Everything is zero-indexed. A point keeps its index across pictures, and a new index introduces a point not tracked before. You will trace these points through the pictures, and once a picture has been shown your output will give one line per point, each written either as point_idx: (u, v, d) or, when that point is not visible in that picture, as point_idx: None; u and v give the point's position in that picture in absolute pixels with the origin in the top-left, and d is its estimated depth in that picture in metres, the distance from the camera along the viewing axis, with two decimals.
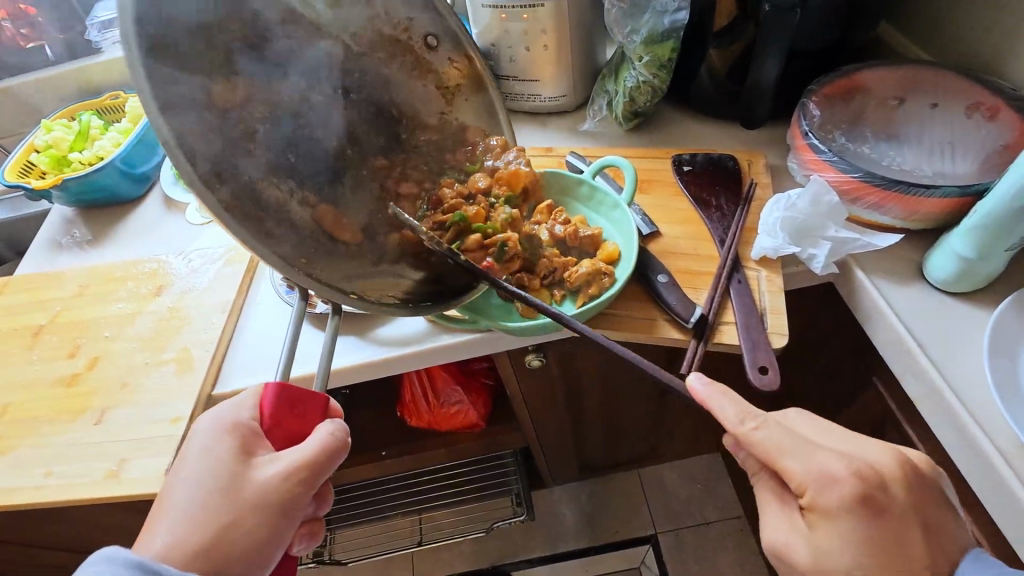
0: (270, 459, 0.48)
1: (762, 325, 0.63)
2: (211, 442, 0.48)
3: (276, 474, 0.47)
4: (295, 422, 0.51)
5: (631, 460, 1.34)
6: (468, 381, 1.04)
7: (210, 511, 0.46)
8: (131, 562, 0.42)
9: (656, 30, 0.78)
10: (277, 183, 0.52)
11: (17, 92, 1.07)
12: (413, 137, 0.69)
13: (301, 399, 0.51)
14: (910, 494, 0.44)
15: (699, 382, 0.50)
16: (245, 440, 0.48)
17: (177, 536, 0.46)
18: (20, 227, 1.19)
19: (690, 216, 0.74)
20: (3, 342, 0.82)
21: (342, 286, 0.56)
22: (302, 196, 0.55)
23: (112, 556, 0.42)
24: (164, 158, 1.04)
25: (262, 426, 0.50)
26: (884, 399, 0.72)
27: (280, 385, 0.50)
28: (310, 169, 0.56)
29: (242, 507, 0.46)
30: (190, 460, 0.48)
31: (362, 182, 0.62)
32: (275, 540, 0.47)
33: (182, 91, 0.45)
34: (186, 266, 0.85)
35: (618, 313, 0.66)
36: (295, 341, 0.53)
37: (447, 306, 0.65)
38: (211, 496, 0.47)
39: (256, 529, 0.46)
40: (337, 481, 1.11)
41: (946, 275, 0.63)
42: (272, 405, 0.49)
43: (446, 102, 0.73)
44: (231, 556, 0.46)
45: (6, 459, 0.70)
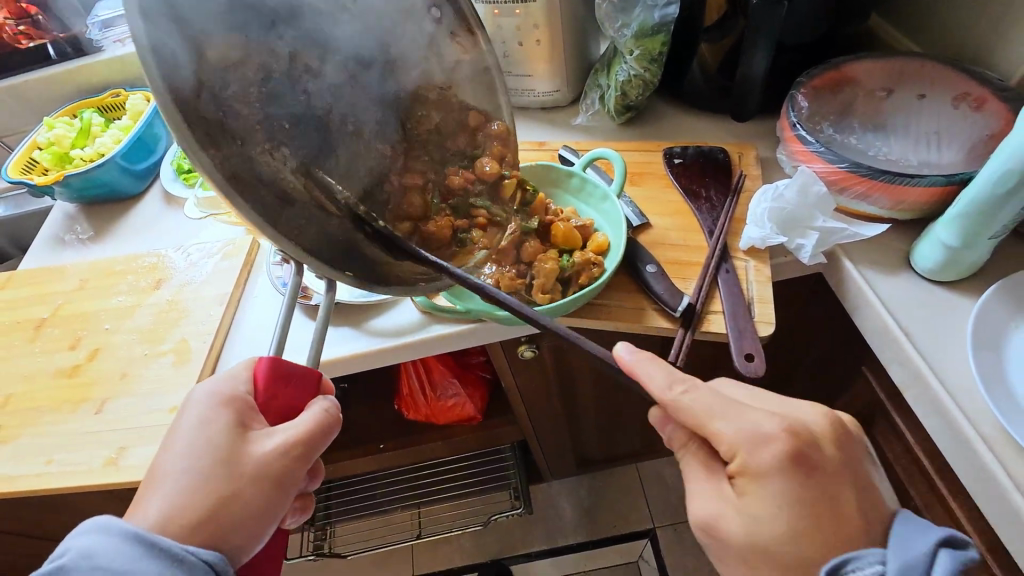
0: (266, 432, 0.50)
1: (749, 314, 0.64)
2: (205, 416, 0.49)
3: (273, 448, 0.49)
4: (290, 398, 0.52)
5: (629, 453, 1.35)
6: (464, 374, 1.05)
7: (204, 483, 0.47)
8: (125, 532, 0.44)
9: (646, 24, 0.79)
10: (271, 150, 0.46)
11: (19, 90, 1.09)
12: (416, 111, 0.62)
13: (298, 374, 0.53)
14: (812, 444, 0.45)
15: (627, 351, 0.50)
16: (240, 414, 0.50)
17: (170, 508, 0.47)
18: (24, 224, 1.21)
19: (680, 208, 0.75)
20: (7, 334, 0.83)
21: (337, 264, 0.52)
22: (297, 164, 0.49)
23: (104, 526, 0.45)
24: (164, 155, 1.05)
25: (257, 401, 0.51)
26: (873, 389, 0.72)
27: (277, 359, 0.52)
28: (302, 135, 0.49)
29: (238, 479, 0.48)
30: (183, 434, 0.49)
31: (355, 155, 0.56)
32: (271, 513, 0.49)
33: (174, 44, 0.38)
34: (185, 260, 0.86)
35: (607, 303, 0.67)
36: (287, 325, 0.54)
37: (434, 289, 0.62)
38: (205, 469, 0.48)
39: (251, 501, 0.48)
40: (336, 474, 1.12)
41: (932, 264, 0.63)
42: (266, 379, 0.51)
43: (446, 74, 0.65)
44: (225, 527, 0.47)
45: (8, 447, 0.72)
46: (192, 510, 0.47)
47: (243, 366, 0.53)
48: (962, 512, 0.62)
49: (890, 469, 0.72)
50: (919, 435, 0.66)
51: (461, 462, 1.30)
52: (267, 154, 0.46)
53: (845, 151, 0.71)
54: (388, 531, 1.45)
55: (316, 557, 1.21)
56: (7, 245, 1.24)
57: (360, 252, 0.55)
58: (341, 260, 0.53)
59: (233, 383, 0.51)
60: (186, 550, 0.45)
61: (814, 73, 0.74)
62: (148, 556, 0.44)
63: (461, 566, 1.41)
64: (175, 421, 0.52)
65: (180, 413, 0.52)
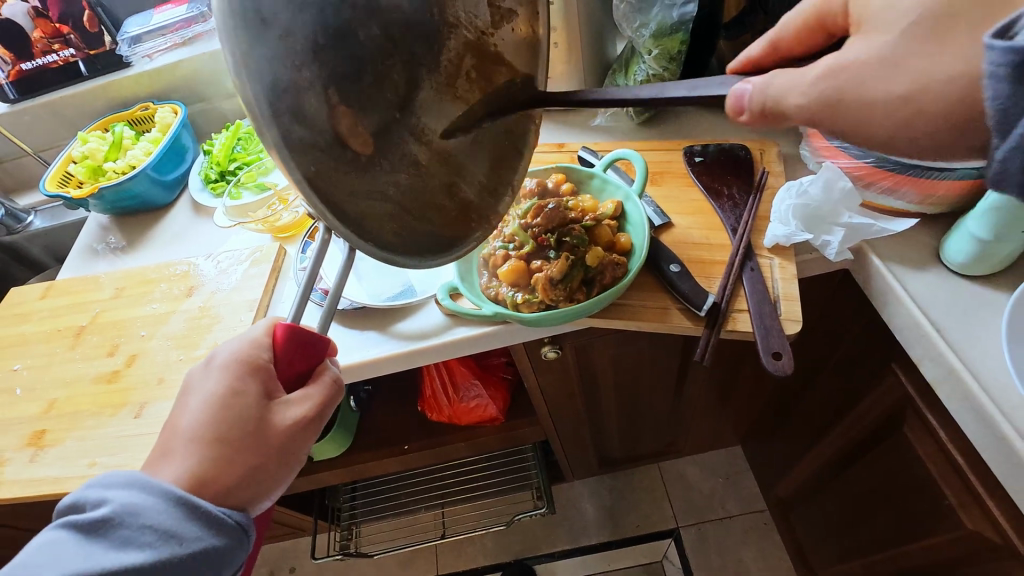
0: (286, 401, 0.51)
1: (776, 312, 0.63)
2: (225, 379, 0.50)
3: (298, 416, 0.51)
4: (305, 363, 0.54)
5: (652, 453, 1.34)
6: (486, 376, 1.06)
7: (228, 448, 0.49)
8: (169, 493, 0.47)
9: (665, 23, 0.79)
10: (298, 64, 0.39)
11: (55, 106, 1.13)
12: (450, 50, 0.50)
13: (313, 343, 0.53)
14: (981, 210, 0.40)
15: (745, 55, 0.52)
16: (261, 381, 0.51)
17: (192, 466, 0.49)
18: (59, 234, 1.25)
19: (702, 207, 0.74)
20: (49, 342, 0.86)
21: (342, 209, 0.44)
22: (323, 88, 0.41)
23: (150, 486, 0.47)
24: (191, 166, 1.09)
25: (276, 368, 0.53)
26: (903, 386, 0.70)
27: (297, 329, 0.52)
28: (339, 59, 0.42)
29: (258, 445, 0.50)
30: (203, 394, 0.51)
31: (381, 80, 0.46)
32: (292, 474, 0.53)
33: None
34: (216, 268, 0.89)
35: (631, 304, 0.68)
36: (303, 309, 0.53)
37: (444, 257, 0.54)
38: (224, 432, 0.49)
39: (268, 467, 0.50)
40: (361, 476, 1.13)
41: (964, 257, 0.62)
42: (286, 346, 0.52)
43: (491, 21, 0.52)
44: (242, 490, 0.50)
45: (54, 450, 0.75)
46: (213, 472, 0.49)
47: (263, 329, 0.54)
48: (999, 509, 0.61)
49: (922, 467, 0.71)
50: (952, 431, 0.65)
51: (483, 462, 1.31)
52: (293, 69, 0.38)
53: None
54: (411, 531, 1.47)
55: (343, 556, 1.23)
56: (44, 257, 1.29)
57: (371, 208, 0.47)
58: (343, 206, 0.44)
59: (254, 347, 0.51)
60: (223, 513, 0.48)
61: None
62: (190, 517, 0.47)
63: (485, 567, 1.42)
64: (196, 379, 0.53)
65: (199, 372, 0.53)
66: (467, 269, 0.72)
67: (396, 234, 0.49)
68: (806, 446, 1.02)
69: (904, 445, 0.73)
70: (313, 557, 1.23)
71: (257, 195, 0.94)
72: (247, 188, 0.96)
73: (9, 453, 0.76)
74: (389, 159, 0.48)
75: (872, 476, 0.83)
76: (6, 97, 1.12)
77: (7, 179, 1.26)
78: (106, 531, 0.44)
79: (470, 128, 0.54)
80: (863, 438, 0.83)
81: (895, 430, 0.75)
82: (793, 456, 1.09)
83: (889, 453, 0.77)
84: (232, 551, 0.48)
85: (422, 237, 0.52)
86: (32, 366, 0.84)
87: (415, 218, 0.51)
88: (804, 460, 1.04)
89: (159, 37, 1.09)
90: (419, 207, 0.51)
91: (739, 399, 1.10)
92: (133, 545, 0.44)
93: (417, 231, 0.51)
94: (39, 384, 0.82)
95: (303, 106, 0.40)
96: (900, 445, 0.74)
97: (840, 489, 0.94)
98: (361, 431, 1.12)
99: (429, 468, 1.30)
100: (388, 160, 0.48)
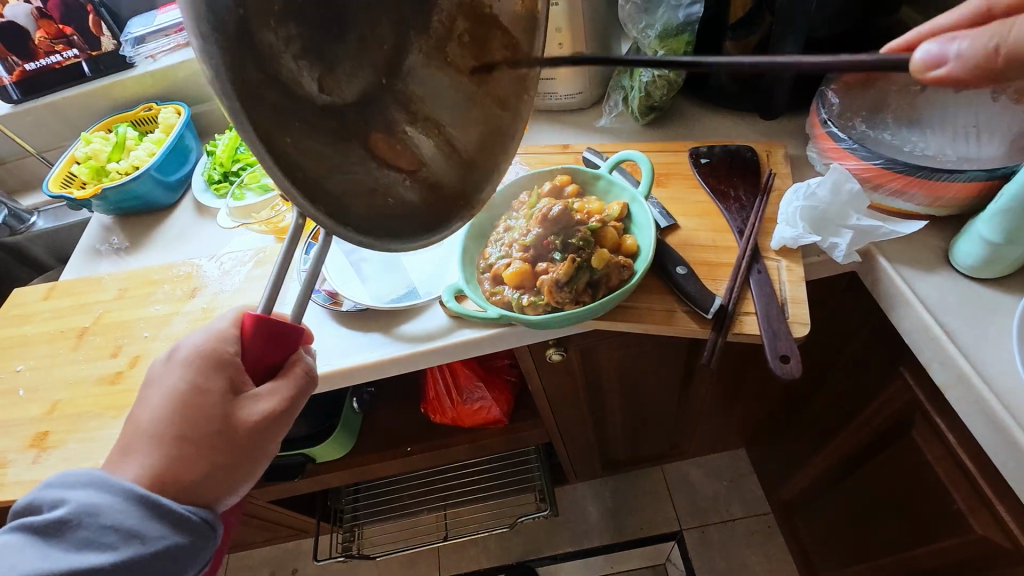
0: (253, 396, 0.50)
1: (783, 314, 0.63)
2: (188, 374, 0.50)
3: (262, 412, 0.50)
4: (273, 357, 0.52)
5: (655, 455, 1.34)
6: (490, 378, 1.06)
7: (193, 444, 0.49)
8: (129, 492, 0.47)
9: (671, 23, 0.79)
10: (273, 24, 0.38)
11: (59, 106, 1.13)
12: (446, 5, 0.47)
13: (282, 334, 0.51)
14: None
15: None
16: (227, 375, 0.51)
17: (155, 464, 0.48)
18: (63, 235, 1.25)
19: (708, 208, 0.74)
20: (51, 343, 0.86)
21: (297, 177, 0.40)
22: (298, 50, 0.41)
23: (113, 486, 0.47)
24: (195, 167, 1.09)
25: (243, 362, 0.52)
26: (912, 390, 0.70)
27: (268, 319, 0.50)
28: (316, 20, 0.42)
29: (222, 440, 0.49)
30: (166, 389, 0.50)
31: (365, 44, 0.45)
32: (257, 471, 0.52)
33: None
34: (218, 270, 0.88)
35: (638, 306, 0.67)
36: (276, 292, 0.50)
37: (420, 238, 0.47)
38: (188, 427, 0.49)
39: (232, 463, 0.50)
40: (364, 478, 1.13)
41: (973, 260, 0.62)
42: (254, 338, 0.51)
43: None
44: (207, 485, 0.49)
45: (57, 451, 0.75)
46: (176, 470, 0.48)
47: (232, 323, 0.53)
48: (1009, 516, 0.60)
49: (931, 471, 0.70)
50: (961, 436, 0.64)
51: (486, 464, 1.31)
52: (270, 31, 0.38)
53: (881, 147, 0.69)
54: (414, 533, 1.46)
55: (345, 558, 1.22)
56: (47, 257, 1.29)
57: (342, 175, 0.44)
58: (312, 180, 0.41)
59: (219, 341, 0.51)
60: (188, 510, 0.48)
61: (844, 69, 0.73)
62: (152, 517, 0.47)
63: (487, 569, 1.41)
64: (157, 373, 0.52)
65: (162, 366, 0.52)
66: (471, 272, 0.72)
67: (366, 208, 0.45)
68: (811, 449, 1.01)
69: (911, 449, 0.72)
70: (316, 559, 1.23)
71: (261, 196, 0.94)
72: (251, 189, 0.95)
73: (12, 454, 0.76)
74: (372, 125, 0.47)
75: (879, 480, 0.82)
76: (9, 97, 1.12)
77: (11, 180, 1.26)
78: (66, 532, 0.45)
79: (460, 95, 0.49)
80: (869, 441, 0.82)
81: (902, 434, 0.74)
82: (798, 460, 1.08)
83: (896, 457, 0.76)
84: (196, 548, 0.48)
85: (399, 214, 0.47)
86: (35, 367, 0.84)
87: (395, 193, 0.48)
88: (810, 464, 1.03)
89: (162, 38, 1.09)
90: (401, 181, 0.48)
91: (743, 401, 1.10)
92: (93, 545, 0.45)
93: (391, 207, 0.47)
94: (41, 385, 0.82)
95: (280, 67, 0.39)
96: (908, 449, 0.73)
97: (846, 493, 0.93)
98: (364, 433, 1.11)
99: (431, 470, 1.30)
100: (369, 127, 0.47)
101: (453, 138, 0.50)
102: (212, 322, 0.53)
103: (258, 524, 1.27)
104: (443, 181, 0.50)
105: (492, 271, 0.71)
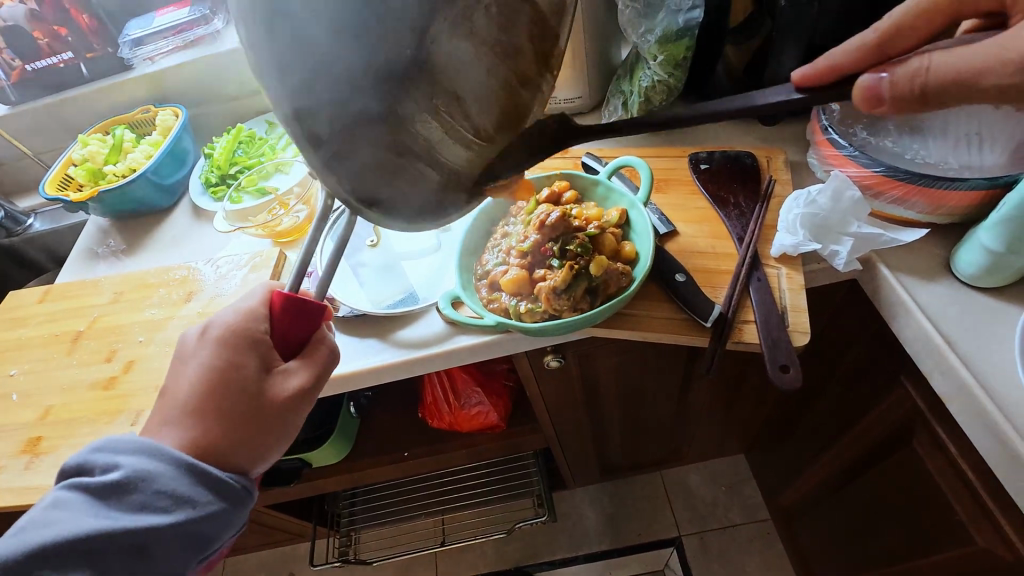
0: (285, 371, 0.52)
1: (783, 323, 0.62)
2: (224, 353, 0.51)
3: (296, 387, 0.52)
4: (297, 335, 0.53)
5: (654, 461, 1.33)
6: (488, 383, 1.05)
7: (231, 421, 0.50)
8: (179, 459, 0.48)
9: (670, 29, 0.78)
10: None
11: (56, 109, 1.12)
12: None
13: (309, 311, 0.52)
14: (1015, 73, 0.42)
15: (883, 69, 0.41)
16: (259, 353, 0.52)
17: (194, 434, 0.50)
18: (59, 237, 1.25)
19: (707, 215, 0.73)
20: (45, 347, 0.86)
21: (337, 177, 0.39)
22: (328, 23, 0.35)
23: (161, 452, 0.48)
24: (192, 169, 1.08)
25: (273, 338, 0.53)
26: (912, 399, 0.69)
27: (295, 298, 0.51)
28: None
29: (259, 414, 0.51)
30: (199, 365, 0.52)
31: None
32: (289, 439, 0.54)
33: None
34: (215, 273, 0.88)
35: (636, 313, 0.67)
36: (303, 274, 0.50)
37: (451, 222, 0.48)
38: (224, 405, 0.50)
39: (274, 430, 0.52)
40: (360, 483, 1.12)
41: (975, 269, 0.61)
42: (282, 315, 0.52)
43: None
44: (245, 454, 0.51)
45: (48, 457, 0.74)
46: (213, 440, 0.50)
47: (260, 301, 0.54)
48: (1012, 529, 0.59)
49: (932, 481, 0.69)
50: (963, 447, 0.63)
51: (484, 469, 1.30)
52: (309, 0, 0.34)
53: (882, 155, 0.69)
54: (410, 538, 1.45)
55: (341, 563, 1.21)
56: (43, 259, 1.28)
57: None
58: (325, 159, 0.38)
59: (250, 319, 0.52)
60: (229, 477, 0.50)
61: None
62: (199, 483, 0.48)
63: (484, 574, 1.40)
64: (190, 348, 0.54)
65: (196, 347, 0.54)
66: (468, 278, 0.71)
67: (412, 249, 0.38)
68: (811, 457, 1.00)
69: (912, 459, 0.72)
70: (313, 564, 1.22)
71: (257, 200, 0.94)
72: (247, 192, 0.96)
73: (3, 460, 0.75)
74: None
75: (879, 489, 0.81)
76: (7, 100, 1.12)
77: (8, 182, 1.26)
78: (120, 495, 0.46)
79: None
80: (869, 449, 0.82)
81: (903, 444, 0.73)
82: (798, 467, 1.07)
83: (897, 466, 0.76)
84: (236, 512, 0.50)
85: None
86: (29, 371, 0.84)
87: None
88: (811, 471, 1.02)
89: (161, 40, 1.09)
90: None
91: (743, 407, 1.09)
92: (148, 509, 0.46)
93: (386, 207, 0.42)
94: (36, 389, 0.81)
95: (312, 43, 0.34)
96: (908, 459, 0.73)
97: (847, 500, 0.92)
98: (360, 438, 1.11)
99: (429, 475, 1.29)
100: None
101: None
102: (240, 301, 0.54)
103: (254, 528, 1.27)
104: None
105: (489, 278, 0.70)
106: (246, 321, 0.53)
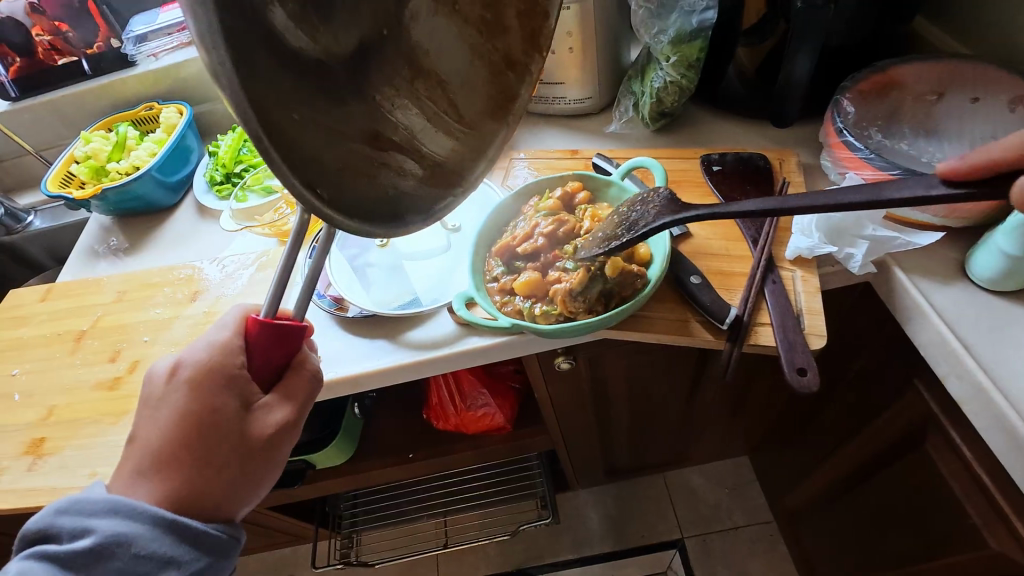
0: (265, 406, 0.51)
1: (799, 326, 0.62)
2: (198, 395, 0.50)
3: (277, 421, 0.51)
4: (275, 358, 0.51)
5: (658, 463, 1.33)
6: (495, 385, 1.04)
7: (216, 463, 0.49)
8: (156, 518, 0.47)
9: (684, 29, 0.78)
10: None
11: (58, 105, 1.11)
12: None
13: (291, 337, 0.50)
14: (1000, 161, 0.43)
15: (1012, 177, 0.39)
16: (236, 390, 0.51)
17: (187, 465, 0.49)
18: (59, 235, 1.23)
19: (721, 217, 0.73)
20: (47, 347, 0.84)
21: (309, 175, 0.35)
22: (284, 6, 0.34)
23: (138, 514, 0.47)
24: (196, 167, 1.07)
25: (250, 372, 0.52)
26: (924, 402, 0.69)
27: (269, 324, 0.49)
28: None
29: (242, 454, 0.50)
30: (182, 404, 0.50)
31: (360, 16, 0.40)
32: (275, 474, 0.53)
33: None
34: (220, 272, 0.87)
35: (650, 315, 0.66)
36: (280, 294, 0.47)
37: (431, 215, 0.45)
38: (207, 446, 0.49)
39: (256, 470, 0.51)
40: (364, 485, 1.11)
41: (991, 273, 0.61)
42: (262, 343, 0.50)
43: None
44: (228, 501, 0.51)
45: (52, 459, 0.73)
46: (197, 489, 0.49)
47: (233, 332, 0.52)
48: None
49: (945, 484, 0.69)
50: (977, 451, 0.63)
51: (488, 471, 1.29)
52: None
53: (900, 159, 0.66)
54: (413, 540, 1.44)
55: (344, 566, 1.20)
56: (43, 257, 1.27)
57: (338, 156, 0.38)
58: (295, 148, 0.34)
59: (224, 354, 0.50)
60: (212, 529, 0.49)
61: (859, 77, 0.73)
62: (181, 540, 0.48)
63: None
64: (159, 392, 0.51)
65: (166, 390, 0.51)
66: (479, 278, 0.70)
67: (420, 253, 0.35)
68: (818, 459, 1.00)
69: (924, 462, 0.72)
70: (316, 566, 1.21)
71: (264, 198, 0.93)
72: (253, 191, 0.94)
73: (5, 461, 0.74)
74: (369, 84, 0.42)
75: (889, 492, 0.81)
76: (7, 95, 1.10)
77: (8, 179, 1.24)
78: (97, 562, 0.46)
79: (456, 56, 0.47)
80: (879, 452, 0.82)
81: (915, 447, 0.73)
82: (805, 470, 1.07)
83: (908, 469, 0.75)
84: (223, 563, 0.50)
85: (401, 194, 0.43)
86: (31, 371, 0.82)
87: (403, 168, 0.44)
88: (818, 473, 1.02)
89: (165, 37, 1.08)
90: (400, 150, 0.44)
91: (749, 409, 1.09)
92: (130, 572, 0.46)
93: (363, 200, 0.39)
94: (39, 389, 0.80)
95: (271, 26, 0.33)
96: (920, 462, 0.73)
97: (855, 503, 0.92)
98: (365, 440, 1.10)
99: (433, 477, 1.28)
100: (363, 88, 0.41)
101: (455, 117, 0.48)
102: (212, 334, 0.52)
103: (255, 529, 1.26)
104: (437, 154, 0.47)
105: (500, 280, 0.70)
106: (220, 356, 0.51)
